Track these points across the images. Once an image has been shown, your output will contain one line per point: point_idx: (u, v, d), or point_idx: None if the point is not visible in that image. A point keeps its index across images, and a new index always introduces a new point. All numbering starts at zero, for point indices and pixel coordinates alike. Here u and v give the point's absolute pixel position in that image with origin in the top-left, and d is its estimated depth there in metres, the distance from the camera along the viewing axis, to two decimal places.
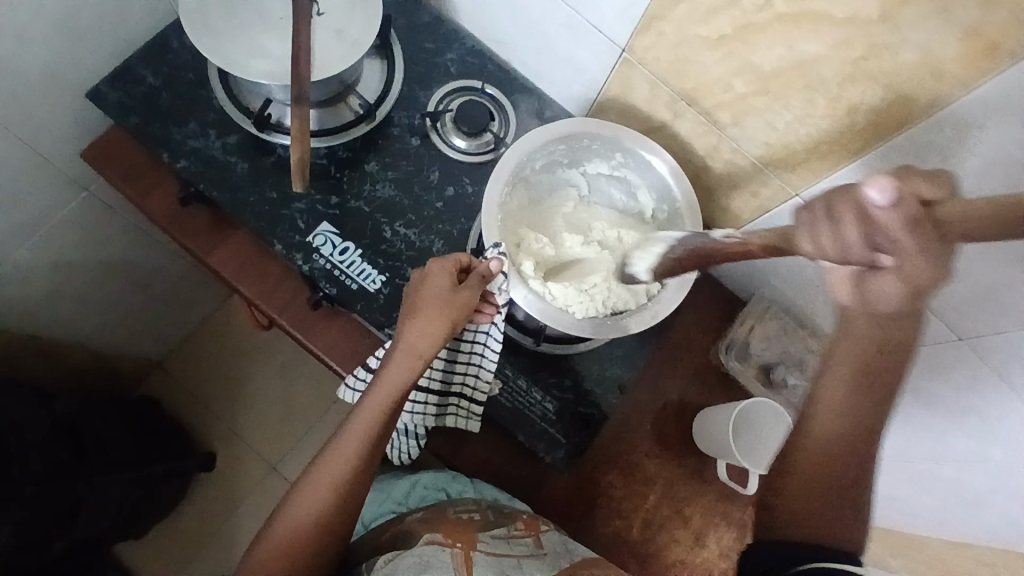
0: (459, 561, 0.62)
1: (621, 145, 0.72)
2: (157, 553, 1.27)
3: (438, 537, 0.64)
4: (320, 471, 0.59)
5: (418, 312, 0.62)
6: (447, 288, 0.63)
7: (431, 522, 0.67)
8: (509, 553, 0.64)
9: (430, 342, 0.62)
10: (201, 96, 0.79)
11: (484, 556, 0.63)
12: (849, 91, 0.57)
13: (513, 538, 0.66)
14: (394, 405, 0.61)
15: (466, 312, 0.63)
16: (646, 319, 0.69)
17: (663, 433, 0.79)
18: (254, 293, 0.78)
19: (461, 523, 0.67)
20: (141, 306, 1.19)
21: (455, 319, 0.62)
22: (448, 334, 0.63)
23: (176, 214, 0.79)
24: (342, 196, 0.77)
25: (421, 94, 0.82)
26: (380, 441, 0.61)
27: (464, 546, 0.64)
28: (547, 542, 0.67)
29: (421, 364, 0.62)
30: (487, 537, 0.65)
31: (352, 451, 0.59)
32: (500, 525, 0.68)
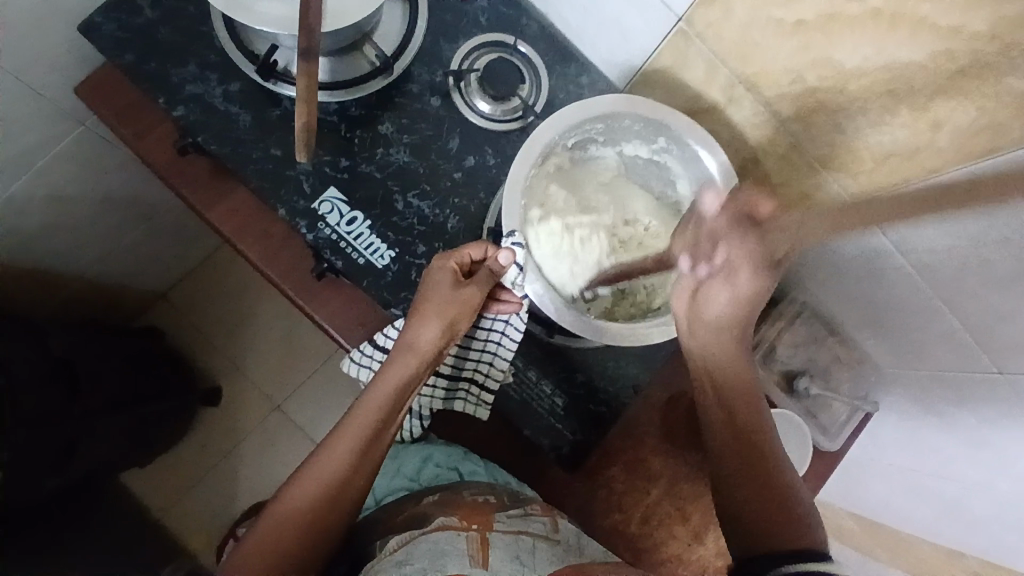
0: (474, 544, 0.55)
1: (666, 129, 0.65)
2: (159, 480, 1.30)
3: (452, 521, 0.58)
4: (313, 465, 0.57)
5: (421, 306, 0.60)
6: (450, 283, 0.61)
7: (446, 505, 0.61)
8: (528, 531, 0.59)
9: (433, 340, 0.61)
10: (203, 34, 0.71)
11: (501, 536, 0.57)
12: (938, 105, 0.51)
13: (529, 516, 0.62)
14: (393, 402, 0.59)
15: (471, 308, 0.62)
16: (670, 330, 0.64)
17: (672, 432, 0.76)
18: (253, 255, 0.73)
19: (476, 505, 0.61)
20: (143, 240, 1.15)
21: (458, 315, 0.61)
22: (451, 329, 0.61)
23: (172, 163, 0.73)
24: (352, 159, 0.71)
25: (445, 48, 0.73)
26: (378, 438, 0.59)
27: (480, 528, 0.57)
28: (563, 525, 0.63)
29: (422, 361, 0.61)
30: (504, 516, 0.60)
31: (348, 445, 0.57)
32: (515, 507, 0.63)
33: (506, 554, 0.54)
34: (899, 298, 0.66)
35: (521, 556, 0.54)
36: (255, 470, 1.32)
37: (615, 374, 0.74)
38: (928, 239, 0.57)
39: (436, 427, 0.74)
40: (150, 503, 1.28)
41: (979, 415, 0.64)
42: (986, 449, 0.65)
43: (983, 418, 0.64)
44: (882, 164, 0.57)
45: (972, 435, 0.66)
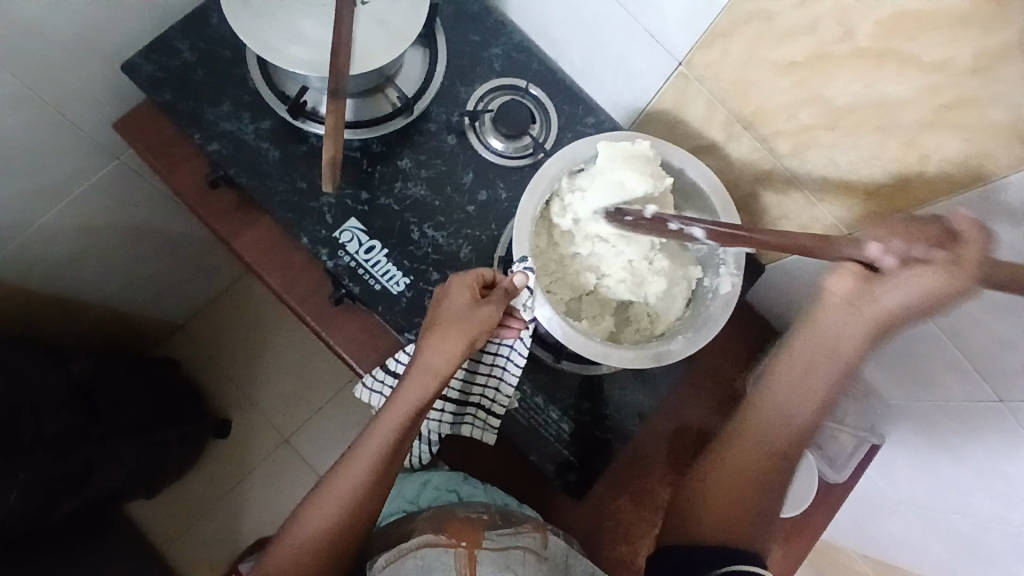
0: (462, 562, 0.57)
1: (668, 165, 0.70)
2: (166, 512, 1.30)
3: (439, 538, 0.59)
4: (331, 487, 0.59)
5: (437, 324, 0.61)
6: (467, 302, 0.61)
7: (438, 522, 0.62)
8: (516, 548, 0.59)
9: (447, 360, 0.60)
10: (238, 76, 0.77)
11: (489, 555, 0.58)
12: (925, 138, 0.54)
13: (519, 533, 0.61)
14: (409, 421, 0.60)
15: (488, 329, 0.61)
16: (676, 352, 0.67)
17: (679, 461, 0.77)
18: (274, 281, 0.76)
19: (467, 521, 0.62)
20: (167, 270, 1.20)
21: (476, 336, 0.60)
22: (468, 349, 0.61)
23: (202, 194, 0.77)
24: (372, 192, 0.75)
25: (461, 90, 0.79)
26: (393, 459, 0.60)
27: (468, 546, 0.58)
28: (553, 541, 0.62)
29: (437, 381, 0.60)
30: (494, 535, 0.60)
31: (364, 468, 0.58)
32: (507, 525, 0.63)
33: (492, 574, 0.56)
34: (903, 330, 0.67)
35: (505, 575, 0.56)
36: (262, 504, 1.32)
37: (622, 403, 0.75)
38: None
39: (444, 454, 0.75)
40: (155, 536, 1.28)
41: (987, 445, 0.66)
42: (999, 482, 0.67)
43: (991, 450, 0.66)
44: (876, 195, 0.61)
45: (984, 467, 0.68)
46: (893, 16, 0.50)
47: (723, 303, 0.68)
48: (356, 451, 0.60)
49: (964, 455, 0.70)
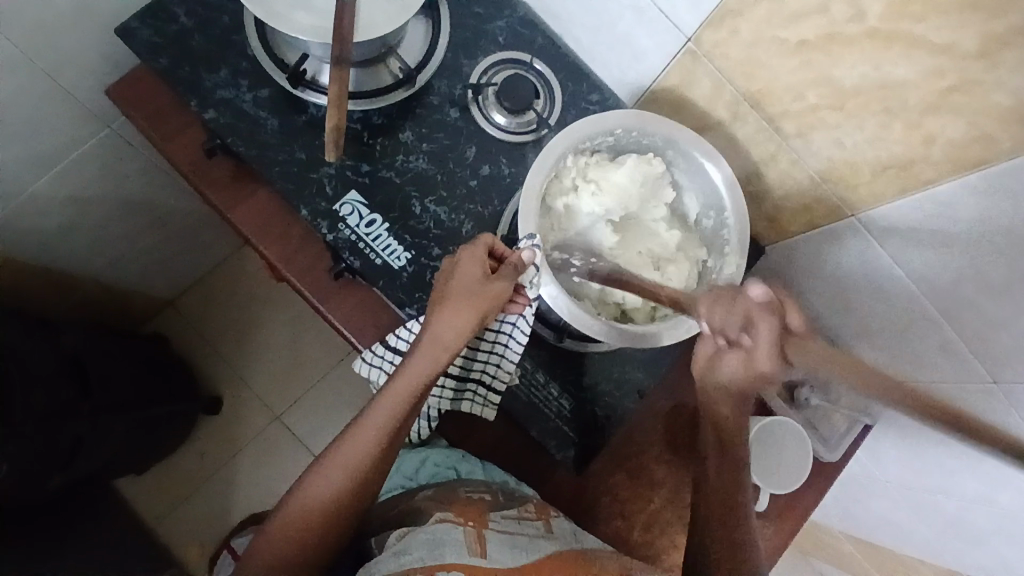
0: (471, 538, 0.56)
1: (674, 143, 0.69)
2: (156, 487, 1.29)
3: (448, 515, 0.59)
4: (336, 455, 0.58)
5: (448, 298, 0.60)
6: (479, 276, 0.61)
7: (442, 501, 0.62)
8: (521, 532, 0.60)
9: (457, 332, 0.60)
10: (235, 44, 0.75)
11: (496, 534, 0.58)
12: (930, 121, 0.54)
13: (523, 519, 0.62)
14: (417, 393, 0.60)
15: (498, 304, 0.61)
16: (680, 333, 0.67)
17: (674, 439, 0.78)
18: (272, 253, 0.75)
19: (472, 502, 0.62)
20: (157, 245, 1.17)
21: (485, 310, 0.61)
22: (478, 323, 0.61)
23: (198, 163, 0.75)
24: (373, 164, 0.74)
25: (465, 63, 0.77)
26: (399, 430, 0.60)
27: (476, 525, 0.58)
28: (555, 526, 0.63)
29: (446, 354, 0.60)
30: (499, 516, 0.61)
31: (372, 438, 0.58)
32: (510, 506, 0.64)
33: (501, 548, 0.56)
34: (902, 314, 0.67)
35: (515, 549, 0.56)
36: (252, 482, 1.31)
37: (623, 379, 0.76)
38: (922, 252, 0.61)
39: (443, 430, 0.75)
40: (144, 512, 1.27)
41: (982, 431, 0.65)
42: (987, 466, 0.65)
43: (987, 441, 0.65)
44: (878, 178, 0.61)
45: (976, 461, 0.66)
46: None
47: (729, 283, 0.67)
48: (363, 419, 0.59)
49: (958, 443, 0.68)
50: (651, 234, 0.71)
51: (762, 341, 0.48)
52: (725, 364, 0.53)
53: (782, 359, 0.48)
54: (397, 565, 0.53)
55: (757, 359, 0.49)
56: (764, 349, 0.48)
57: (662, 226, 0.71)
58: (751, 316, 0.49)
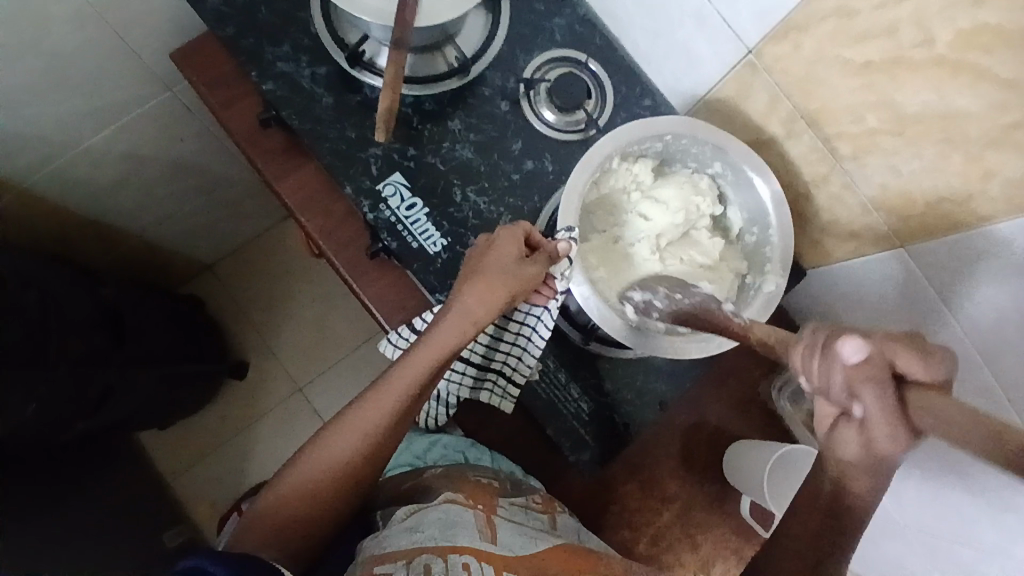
0: (482, 522, 0.57)
1: (723, 155, 0.68)
2: (174, 442, 1.33)
3: (458, 497, 0.59)
4: (355, 417, 0.59)
5: (479, 277, 0.60)
6: (514, 257, 0.61)
7: (451, 481, 0.62)
8: (528, 523, 0.60)
9: (486, 310, 0.61)
10: (299, 19, 0.76)
11: (505, 520, 0.59)
12: (990, 156, 0.52)
13: (530, 509, 0.63)
14: (438, 367, 0.60)
15: (527, 287, 0.61)
16: (708, 347, 0.65)
17: (691, 454, 0.77)
18: (312, 226, 0.76)
19: (481, 487, 0.62)
20: (203, 208, 1.21)
21: (516, 292, 0.61)
22: (505, 304, 0.61)
23: (252, 131, 0.77)
24: (419, 149, 0.75)
25: (521, 57, 0.78)
26: (418, 398, 0.61)
27: (486, 509, 0.59)
28: (560, 522, 0.64)
29: (473, 328, 0.61)
30: (507, 503, 0.61)
31: (390, 404, 0.59)
32: (518, 496, 0.64)
33: (510, 536, 0.57)
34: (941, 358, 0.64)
35: (525, 536, 0.58)
36: (269, 450, 1.34)
37: (646, 388, 0.76)
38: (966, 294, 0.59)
39: (460, 418, 0.75)
40: (162, 467, 1.31)
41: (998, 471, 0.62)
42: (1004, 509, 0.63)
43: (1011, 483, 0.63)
44: (930, 212, 0.59)
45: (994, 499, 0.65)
46: (974, 27, 0.48)
47: (765, 302, 0.66)
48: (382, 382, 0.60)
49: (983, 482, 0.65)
50: (693, 240, 0.70)
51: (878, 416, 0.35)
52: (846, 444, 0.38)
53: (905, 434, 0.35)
54: (408, 541, 0.53)
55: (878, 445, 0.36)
56: (879, 424, 0.35)
57: (704, 233, 0.70)
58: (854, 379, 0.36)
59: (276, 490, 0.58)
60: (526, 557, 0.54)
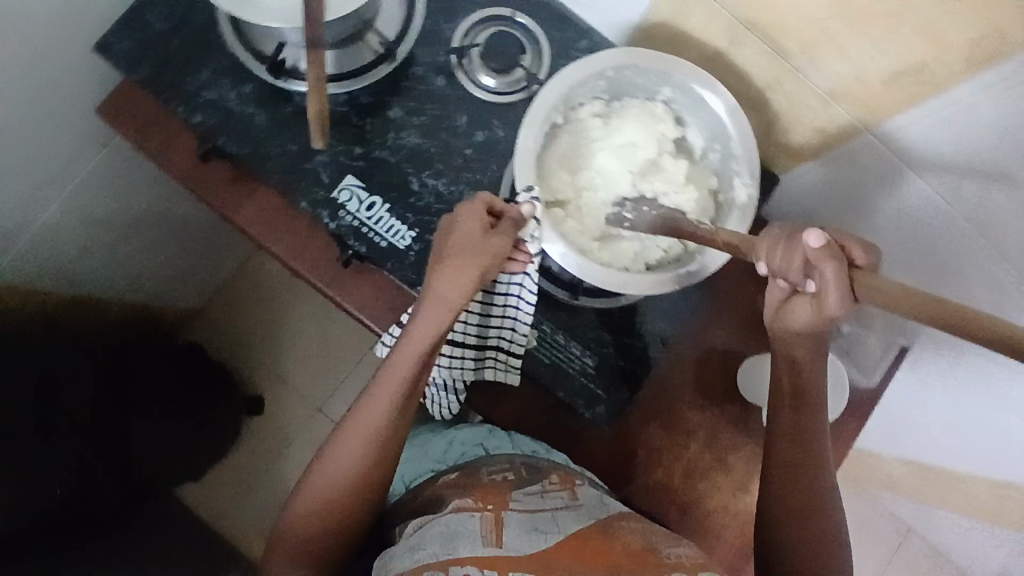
0: (488, 525, 0.55)
1: (670, 78, 0.65)
2: (211, 487, 1.34)
3: (467, 502, 0.59)
4: (356, 425, 0.59)
5: (447, 262, 0.58)
6: (479, 233, 0.59)
7: (464, 486, 0.63)
8: (544, 508, 0.59)
9: (460, 292, 0.59)
10: (213, 44, 0.75)
11: (516, 515, 0.57)
12: (942, 19, 0.50)
13: (547, 493, 0.62)
14: (425, 359, 0.59)
15: (499, 259, 0.59)
16: (694, 275, 0.63)
17: (707, 384, 0.78)
18: (281, 250, 0.75)
19: (494, 485, 0.62)
20: (178, 254, 1.19)
21: (487, 268, 0.59)
22: (479, 282, 0.59)
23: (196, 168, 0.75)
24: (366, 146, 0.72)
25: (446, 27, 0.75)
26: (413, 393, 0.60)
27: (495, 509, 0.58)
28: (582, 494, 0.63)
29: (454, 314, 0.59)
30: (521, 495, 0.61)
31: (386, 406, 0.59)
32: (533, 483, 0.63)
33: (518, 531, 0.55)
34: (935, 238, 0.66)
35: (533, 532, 0.55)
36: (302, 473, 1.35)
37: (644, 329, 0.76)
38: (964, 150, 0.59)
39: (471, 401, 0.75)
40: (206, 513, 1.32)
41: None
42: None
43: None
44: (887, 89, 0.58)
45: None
46: None
47: (741, 215, 0.63)
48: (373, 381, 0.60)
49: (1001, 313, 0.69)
50: (655, 169, 0.67)
51: (828, 287, 0.47)
52: (795, 309, 0.58)
53: (851, 297, 0.47)
54: (411, 560, 0.53)
55: (828, 304, 0.49)
56: (833, 290, 0.47)
57: (668, 160, 0.67)
58: (810, 259, 0.48)
59: (295, 509, 0.59)
60: (532, 556, 0.52)
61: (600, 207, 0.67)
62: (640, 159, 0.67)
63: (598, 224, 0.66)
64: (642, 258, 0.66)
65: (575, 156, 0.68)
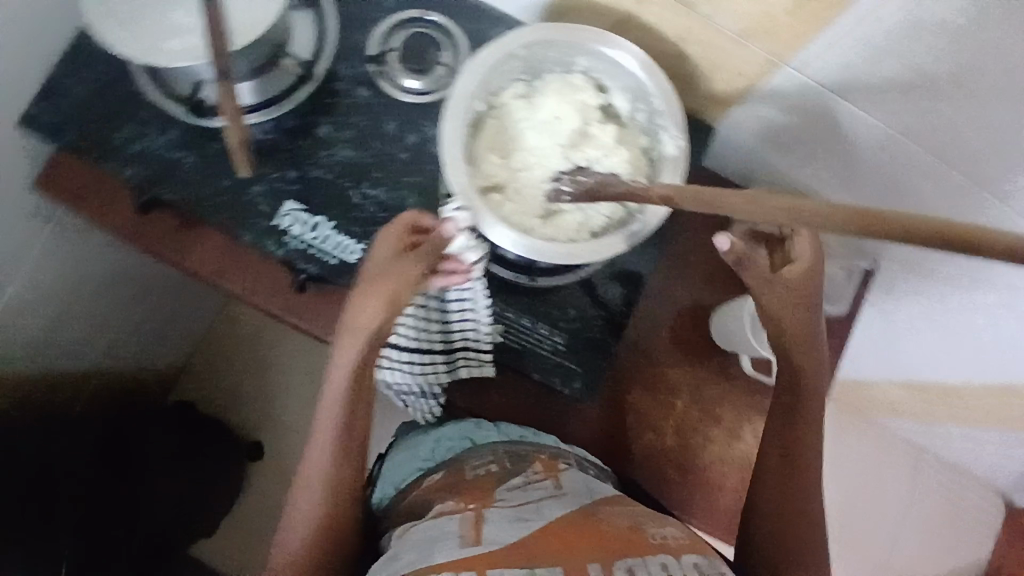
0: (468, 524, 0.56)
1: (582, 48, 0.65)
2: (224, 542, 1.31)
3: (449, 506, 0.60)
4: (309, 456, 0.63)
5: (358, 290, 0.60)
6: (390, 255, 0.60)
7: (448, 490, 0.64)
8: (529, 500, 0.60)
9: (372, 317, 0.60)
10: (133, 96, 0.74)
11: (498, 510, 0.58)
12: None
13: (530, 484, 0.64)
14: (355, 385, 0.62)
15: (415, 278, 0.59)
16: (636, 233, 0.63)
17: (682, 339, 0.79)
18: (237, 287, 0.75)
19: (477, 486, 0.63)
20: (149, 315, 1.18)
21: (396, 290, 0.59)
22: (392, 305, 0.60)
23: (139, 223, 0.76)
24: (300, 168, 0.72)
25: (360, 38, 0.75)
26: (354, 417, 0.63)
27: (477, 507, 0.59)
28: (565, 482, 0.64)
29: (371, 339, 0.60)
30: (504, 491, 0.62)
31: (329, 434, 0.62)
32: (516, 475, 0.66)
33: (498, 525, 0.56)
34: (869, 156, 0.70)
35: (514, 523, 0.56)
36: None
37: (609, 298, 0.76)
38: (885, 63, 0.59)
39: (453, 399, 0.76)
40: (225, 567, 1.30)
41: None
42: None
43: None
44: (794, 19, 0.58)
45: None
46: None
47: (673, 167, 0.64)
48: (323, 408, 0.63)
49: (956, 214, 0.69)
50: (584, 139, 0.68)
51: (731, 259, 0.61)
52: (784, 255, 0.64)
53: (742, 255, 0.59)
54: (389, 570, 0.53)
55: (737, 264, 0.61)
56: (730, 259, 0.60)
57: (596, 128, 0.68)
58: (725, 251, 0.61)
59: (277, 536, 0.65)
60: (512, 545, 0.53)
61: (537, 185, 0.67)
62: (567, 131, 0.68)
63: (538, 202, 0.67)
64: (586, 228, 0.67)
65: (504, 140, 0.68)
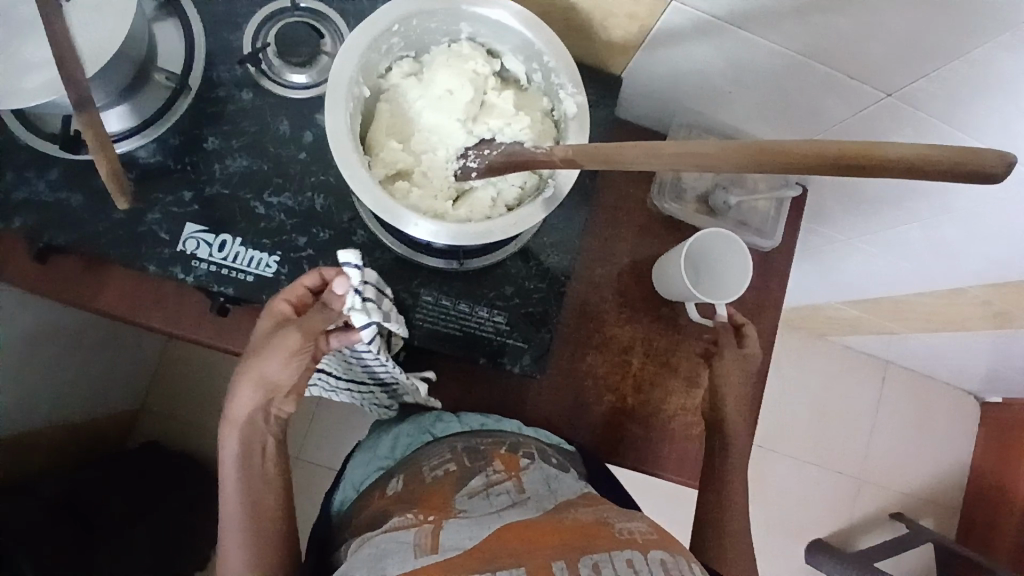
0: (424, 537, 0.52)
1: (460, 13, 0.63)
2: None
3: (406, 517, 0.56)
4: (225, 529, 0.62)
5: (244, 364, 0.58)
6: (270, 327, 0.58)
7: (408, 497, 0.61)
8: (490, 508, 0.56)
9: (251, 394, 0.58)
10: (1, 140, 0.68)
11: (456, 521, 0.54)
12: None
13: (491, 488, 0.59)
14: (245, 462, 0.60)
15: (294, 351, 0.56)
16: (551, 201, 0.61)
17: (627, 296, 0.77)
18: (157, 324, 0.70)
19: (438, 491, 0.60)
20: (90, 363, 1.14)
21: (270, 363, 0.56)
22: (272, 378, 0.57)
23: (38, 273, 0.69)
24: (196, 187, 0.69)
25: (232, 39, 0.71)
26: (255, 492, 0.61)
27: (435, 519, 0.55)
28: (526, 482, 0.61)
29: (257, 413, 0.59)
30: (463, 499, 0.58)
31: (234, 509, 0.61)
32: (476, 474, 0.62)
33: (454, 537, 0.52)
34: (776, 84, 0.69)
35: (470, 532, 0.52)
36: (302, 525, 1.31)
37: (544, 267, 0.74)
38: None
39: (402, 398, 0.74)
40: None
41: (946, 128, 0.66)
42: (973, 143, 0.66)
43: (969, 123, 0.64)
44: None
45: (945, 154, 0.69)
46: None
47: (578, 126, 0.63)
48: (227, 481, 0.61)
49: (867, 126, 0.70)
50: (485, 110, 0.65)
51: None
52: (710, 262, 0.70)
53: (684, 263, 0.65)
54: None
55: None
56: None
57: (494, 95, 0.65)
58: None
59: None
60: (467, 554, 0.49)
61: (445, 164, 0.65)
62: (462, 102, 0.64)
63: (449, 182, 0.64)
64: (501, 205, 0.65)
65: (401, 121, 0.65)
